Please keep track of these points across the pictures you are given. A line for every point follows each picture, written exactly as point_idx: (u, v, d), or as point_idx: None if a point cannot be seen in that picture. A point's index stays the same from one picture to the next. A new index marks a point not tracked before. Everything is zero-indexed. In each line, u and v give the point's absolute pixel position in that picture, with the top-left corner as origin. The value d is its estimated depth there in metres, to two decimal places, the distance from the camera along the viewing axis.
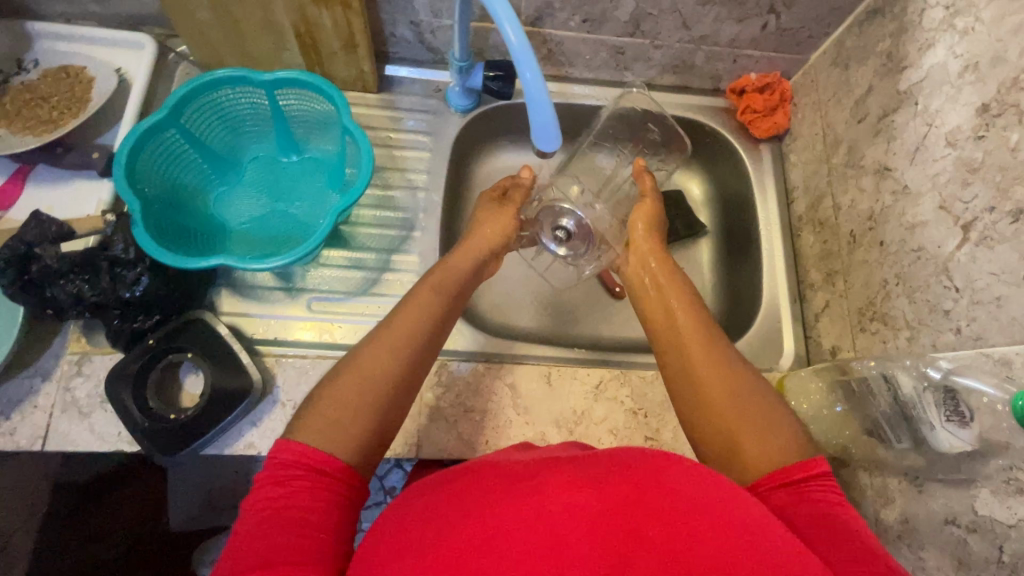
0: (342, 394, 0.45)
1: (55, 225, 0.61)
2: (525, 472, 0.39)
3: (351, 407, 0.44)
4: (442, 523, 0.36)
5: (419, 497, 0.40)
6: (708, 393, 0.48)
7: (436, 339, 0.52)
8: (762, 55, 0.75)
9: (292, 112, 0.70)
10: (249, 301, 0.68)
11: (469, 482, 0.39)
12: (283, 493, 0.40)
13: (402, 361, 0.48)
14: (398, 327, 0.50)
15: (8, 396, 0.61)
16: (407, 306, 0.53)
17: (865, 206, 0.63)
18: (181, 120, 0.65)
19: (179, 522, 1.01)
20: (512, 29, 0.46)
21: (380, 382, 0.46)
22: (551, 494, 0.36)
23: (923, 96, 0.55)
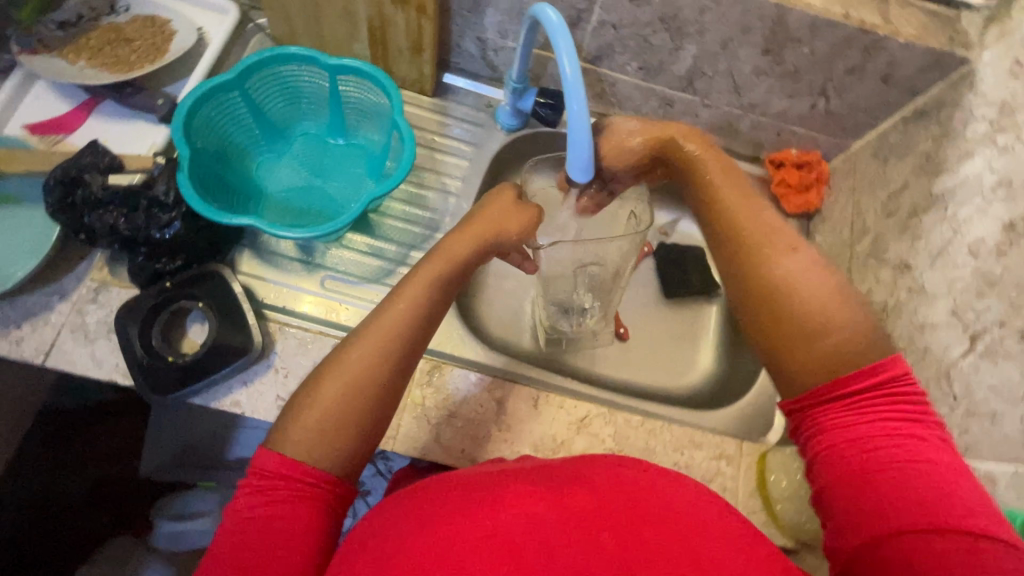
0: (326, 397, 0.45)
1: (108, 156, 0.64)
2: (488, 482, 0.44)
3: (327, 419, 0.44)
4: (419, 523, 0.41)
5: (395, 503, 0.45)
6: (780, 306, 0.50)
7: (424, 332, 0.51)
8: (806, 133, 0.77)
9: (349, 98, 0.73)
10: (266, 266, 0.70)
11: (441, 489, 0.44)
12: (267, 504, 0.42)
13: (389, 357, 0.48)
14: (382, 327, 0.49)
15: (24, 307, 0.63)
16: (392, 302, 0.51)
17: (880, 297, 0.63)
18: (245, 85, 0.68)
19: (150, 468, 1.05)
20: (569, 61, 0.48)
21: (364, 382, 0.46)
22: (513, 506, 0.41)
23: (954, 202, 0.56)
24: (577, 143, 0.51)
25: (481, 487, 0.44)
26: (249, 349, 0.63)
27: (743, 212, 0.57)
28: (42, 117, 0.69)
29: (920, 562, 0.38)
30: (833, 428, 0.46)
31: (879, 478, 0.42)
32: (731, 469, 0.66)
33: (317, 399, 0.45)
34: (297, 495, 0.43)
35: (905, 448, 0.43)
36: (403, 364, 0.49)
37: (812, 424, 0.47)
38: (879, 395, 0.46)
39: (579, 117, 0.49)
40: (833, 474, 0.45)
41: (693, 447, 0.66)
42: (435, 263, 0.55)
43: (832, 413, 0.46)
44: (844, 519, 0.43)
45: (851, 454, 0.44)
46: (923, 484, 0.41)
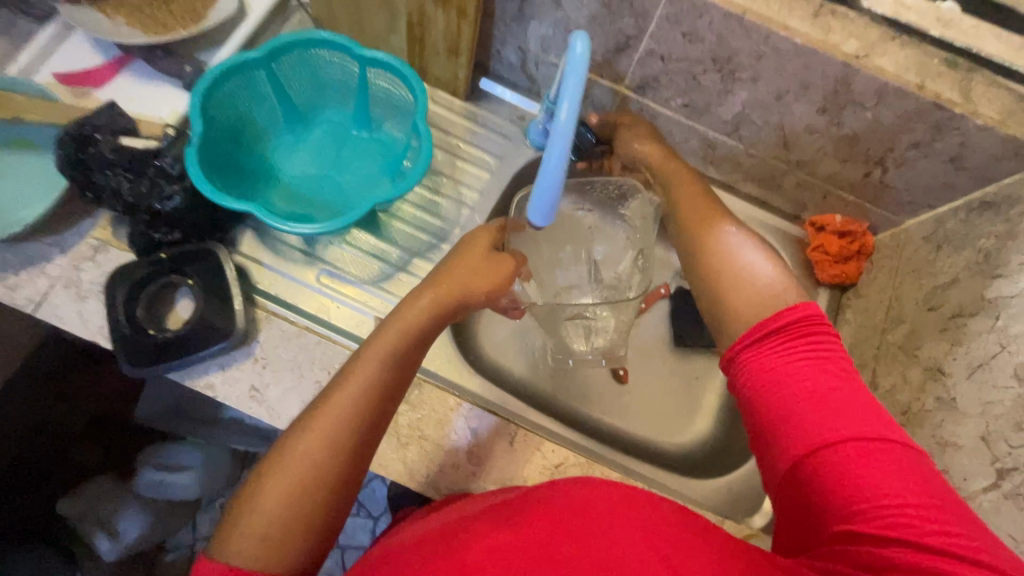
0: (266, 507, 0.43)
1: (124, 119, 0.63)
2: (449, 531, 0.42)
3: (268, 530, 0.42)
4: None
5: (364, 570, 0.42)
6: (709, 264, 0.55)
7: (377, 414, 0.48)
8: (856, 201, 0.71)
9: (377, 92, 0.71)
10: (266, 252, 0.69)
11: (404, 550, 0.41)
12: None
13: (337, 450, 0.45)
14: (325, 418, 0.46)
15: (26, 254, 0.64)
16: (337, 390, 0.48)
17: (904, 398, 0.57)
18: (272, 65, 0.66)
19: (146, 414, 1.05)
20: (569, 107, 0.44)
21: (307, 486, 0.44)
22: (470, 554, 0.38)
23: (1007, 314, 0.50)
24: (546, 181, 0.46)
25: (433, 540, 0.41)
26: (230, 334, 0.61)
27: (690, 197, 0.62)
28: (74, 68, 0.69)
29: (846, 475, 0.39)
30: (765, 357, 0.46)
31: (801, 406, 0.42)
32: None
33: (258, 504, 0.43)
34: None
35: (821, 374, 0.43)
36: (349, 459, 0.46)
37: (743, 366, 0.47)
38: (792, 333, 0.46)
39: (558, 164, 0.45)
40: (761, 407, 0.44)
41: None
42: (382, 346, 0.51)
43: (760, 354, 0.46)
44: (775, 449, 0.43)
45: (777, 384, 0.44)
46: (841, 404, 0.41)
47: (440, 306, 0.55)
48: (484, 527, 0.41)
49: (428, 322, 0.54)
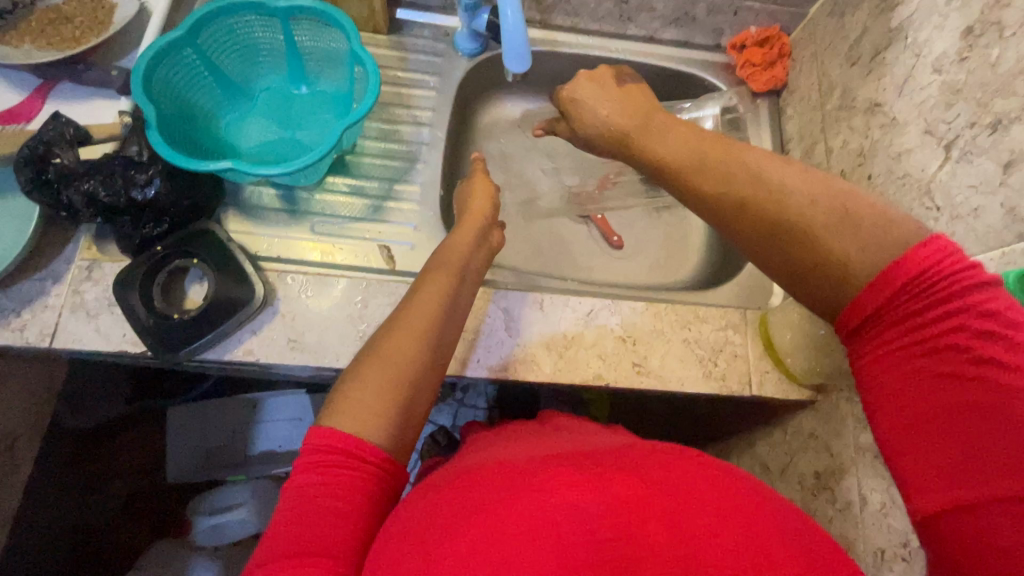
0: (369, 380, 0.48)
1: (72, 127, 0.63)
2: (526, 470, 0.44)
3: (372, 400, 0.47)
4: (448, 521, 0.40)
5: (425, 498, 0.45)
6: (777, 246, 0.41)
7: (456, 310, 0.56)
8: (762, 7, 0.78)
9: (305, 43, 0.73)
10: (254, 221, 0.70)
11: (471, 484, 0.44)
12: (316, 479, 0.43)
13: (420, 352, 0.51)
14: (421, 307, 0.54)
15: (21, 295, 0.63)
16: (420, 290, 0.55)
17: (856, 144, 0.64)
18: (198, 41, 0.67)
19: (175, 474, 1.09)
20: None
21: (408, 369, 0.49)
22: (561, 491, 0.40)
23: (912, 30, 0.57)
24: (513, 39, 0.54)
25: (512, 476, 0.43)
26: (250, 300, 0.63)
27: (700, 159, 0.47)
28: None
29: (988, 534, 0.32)
30: (871, 365, 0.39)
31: (928, 430, 0.36)
32: (738, 337, 0.68)
33: (364, 379, 0.48)
34: (350, 477, 0.44)
35: (965, 387, 0.35)
36: (435, 343, 0.52)
37: (859, 354, 0.40)
38: (918, 313, 0.37)
39: (513, 17, 0.53)
40: (890, 421, 0.37)
41: (699, 322, 0.68)
42: (445, 256, 0.60)
43: (884, 350, 0.38)
44: (913, 482, 0.36)
45: (908, 395, 0.37)
46: (999, 430, 0.33)
47: (478, 229, 0.66)
48: (569, 470, 0.42)
49: (475, 242, 0.64)
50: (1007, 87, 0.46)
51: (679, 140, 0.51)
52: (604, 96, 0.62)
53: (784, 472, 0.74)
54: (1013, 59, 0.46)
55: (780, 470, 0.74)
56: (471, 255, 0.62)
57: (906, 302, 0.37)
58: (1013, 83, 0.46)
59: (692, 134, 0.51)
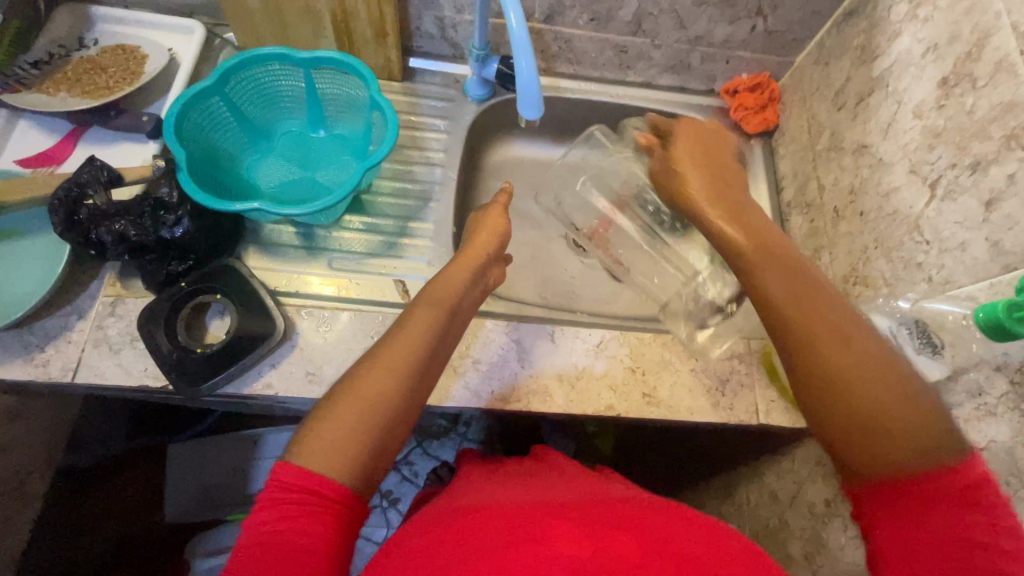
0: (338, 417, 0.49)
1: (105, 170, 0.66)
2: (517, 518, 0.49)
3: (341, 437, 0.48)
4: (439, 561, 0.46)
5: (422, 536, 0.51)
6: (833, 399, 0.46)
7: (439, 349, 0.57)
8: (752, 57, 0.83)
9: (326, 91, 0.77)
10: (273, 257, 0.73)
11: (467, 528, 0.49)
12: (283, 514, 0.44)
13: (396, 389, 0.51)
14: (403, 343, 0.54)
15: (45, 331, 0.65)
16: (404, 325, 0.56)
17: (846, 182, 0.68)
18: (225, 89, 0.71)
19: (172, 514, 1.10)
20: (516, 16, 0.55)
21: (379, 407, 0.50)
22: (517, 557, 0.44)
23: (893, 79, 0.62)
24: (527, 86, 0.57)
25: (505, 525, 0.48)
26: (272, 333, 0.65)
27: (787, 286, 0.51)
28: (31, 152, 0.71)
29: None
30: (883, 514, 0.43)
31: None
32: (743, 366, 0.70)
33: (334, 414, 0.49)
34: (320, 514, 0.45)
35: (964, 552, 0.40)
36: (411, 382, 0.53)
37: (876, 506, 0.44)
38: (947, 492, 0.41)
39: (528, 67, 0.56)
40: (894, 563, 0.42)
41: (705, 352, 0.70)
42: (437, 289, 0.61)
43: (898, 504, 0.43)
44: None
45: (913, 545, 0.41)
46: None
47: (478, 265, 0.67)
48: (554, 525, 0.47)
49: (472, 278, 0.65)
50: (982, 131, 0.51)
51: (779, 254, 0.54)
52: (690, 165, 0.67)
53: (793, 500, 0.74)
54: (987, 107, 0.50)
55: (789, 499, 0.75)
56: (463, 293, 0.63)
57: (938, 483, 0.41)
58: (988, 128, 0.50)
59: (783, 250, 0.55)
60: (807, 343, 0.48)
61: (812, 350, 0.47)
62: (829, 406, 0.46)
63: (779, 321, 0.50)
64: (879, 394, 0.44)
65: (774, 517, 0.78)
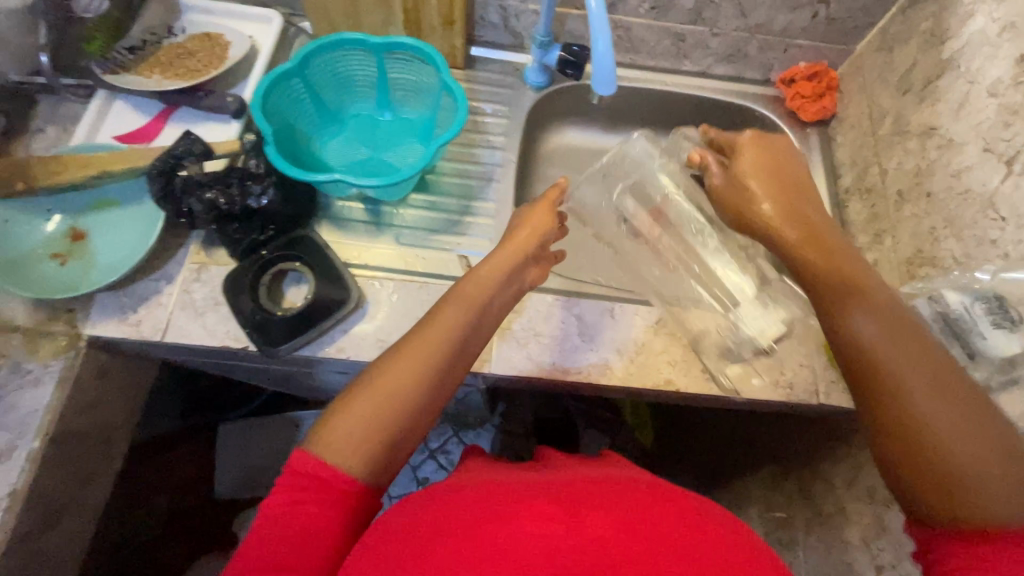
0: (354, 411, 0.50)
1: (198, 144, 0.71)
2: (519, 495, 0.46)
3: (354, 429, 0.49)
4: (430, 528, 0.43)
5: (417, 503, 0.48)
6: (910, 449, 0.46)
7: (464, 350, 0.57)
8: (811, 45, 0.84)
9: (395, 75, 0.81)
10: (344, 231, 0.77)
11: (465, 499, 0.47)
12: (293, 499, 0.46)
13: (415, 389, 0.52)
14: (424, 342, 0.55)
15: (137, 293, 0.69)
16: (429, 324, 0.57)
17: (911, 165, 0.69)
18: (304, 72, 0.76)
19: (223, 489, 1.16)
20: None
21: (394, 405, 0.51)
22: (516, 528, 0.41)
23: (965, 60, 0.62)
24: (602, 63, 0.60)
25: (504, 501, 0.45)
26: (346, 300, 0.68)
27: (877, 325, 0.51)
28: (127, 129, 0.77)
29: None
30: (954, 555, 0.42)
31: None
32: (802, 346, 0.71)
33: (349, 409, 0.50)
34: (326, 499, 0.46)
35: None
36: (431, 383, 0.53)
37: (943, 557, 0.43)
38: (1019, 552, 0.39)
39: (604, 46, 0.59)
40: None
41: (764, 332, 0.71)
42: (467, 289, 0.61)
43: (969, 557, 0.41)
44: None
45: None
46: None
47: (510, 268, 0.65)
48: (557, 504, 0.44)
49: (502, 281, 0.64)
50: None
51: (870, 293, 0.54)
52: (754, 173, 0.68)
53: (850, 484, 0.74)
54: None
55: (846, 483, 0.75)
56: (494, 294, 0.63)
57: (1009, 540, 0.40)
58: None
59: (873, 291, 0.54)
60: (890, 388, 0.48)
61: (896, 397, 0.47)
62: (904, 457, 0.46)
63: (859, 364, 0.50)
64: (968, 450, 0.43)
65: (829, 503, 0.78)
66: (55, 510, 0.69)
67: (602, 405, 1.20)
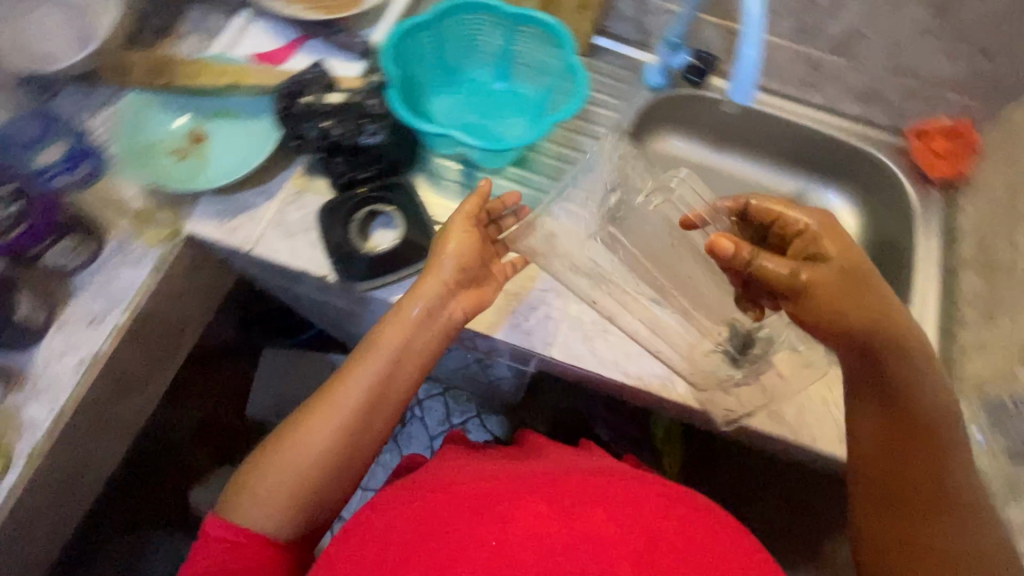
0: (268, 473, 0.56)
1: (323, 74, 0.73)
2: (494, 489, 0.50)
3: (273, 487, 0.55)
4: (403, 523, 0.49)
5: (401, 494, 0.54)
6: (909, 517, 0.52)
7: (377, 401, 0.59)
8: (960, 100, 0.79)
9: (519, 48, 0.81)
10: (434, 188, 0.77)
11: (439, 492, 0.51)
12: (214, 555, 0.53)
13: (319, 447, 0.56)
14: (328, 408, 0.58)
15: (239, 203, 0.73)
16: (336, 385, 0.59)
17: None
18: (435, 28, 0.77)
19: (254, 410, 1.18)
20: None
21: (304, 466, 0.56)
22: (486, 524, 0.46)
23: None
24: None
25: (473, 497, 0.49)
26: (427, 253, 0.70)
27: (928, 405, 0.54)
28: (261, 51, 0.80)
29: None
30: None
31: None
32: None
33: (263, 471, 0.56)
34: (245, 551, 0.53)
35: None
36: (338, 441, 0.57)
37: None
38: None
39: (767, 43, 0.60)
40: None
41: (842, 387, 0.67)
42: (392, 335, 0.61)
43: None
44: None
45: None
46: None
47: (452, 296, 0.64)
48: (534, 498, 0.48)
49: (423, 325, 0.62)
50: None
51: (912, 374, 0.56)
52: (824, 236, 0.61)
53: None
54: None
55: None
56: (417, 338, 0.62)
57: None
58: None
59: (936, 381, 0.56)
60: (912, 453, 0.53)
61: (909, 464, 0.53)
62: (901, 517, 0.52)
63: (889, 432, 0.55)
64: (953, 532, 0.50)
65: None
66: (132, 379, 0.75)
67: (634, 423, 1.11)
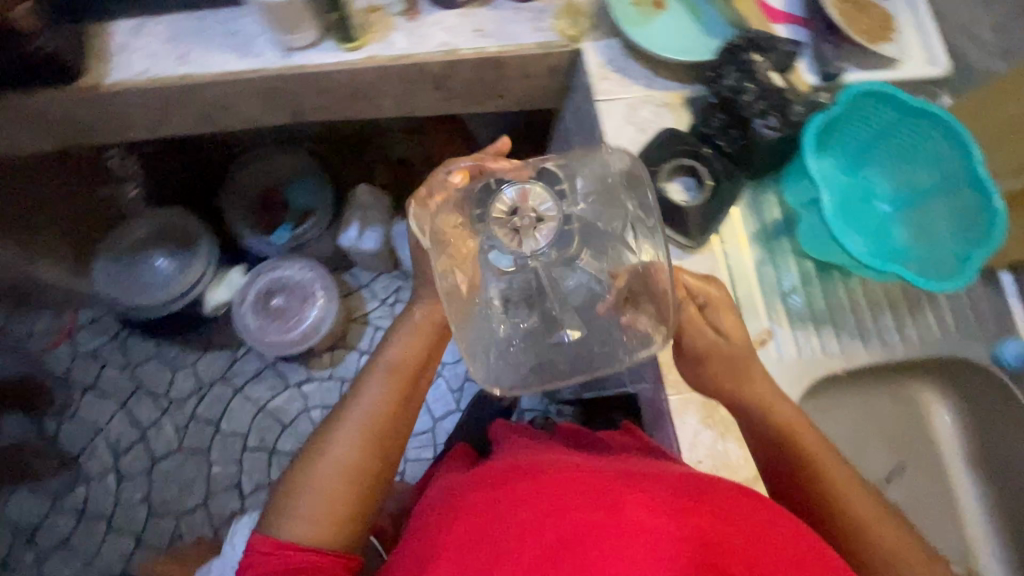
0: (312, 488, 0.61)
1: (787, 58, 0.73)
2: (597, 486, 0.49)
3: (325, 502, 0.61)
4: (516, 515, 0.48)
5: (482, 489, 0.53)
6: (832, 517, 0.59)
7: (403, 408, 0.67)
8: None
9: (939, 203, 0.75)
10: (748, 209, 0.79)
11: (535, 485, 0.51)
12: (278, 560, 0.58)
13: (360, 449, 0.64)
14: (355, 423, 0.65)
15: (627, 68, 0.79)
16: (353, 400, 0.67)
17: None
18: (903, 118, 0.73)
19: None
20: None
21: (349, 472, 0.63)
22: (598, 524, 0.45)
23: None
24: None
25: (575, 492, 0.49)
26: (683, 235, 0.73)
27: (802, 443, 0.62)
28: None
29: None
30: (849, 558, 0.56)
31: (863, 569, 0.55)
32: None
33: (301, 489, 0.61)
34: (320, 561, 0.58)
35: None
36: (369, 446, 0.64)
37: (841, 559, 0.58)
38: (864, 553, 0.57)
39: None
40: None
41: None
42: (399, 351, 0.69)
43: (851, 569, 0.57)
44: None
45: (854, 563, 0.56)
46: None
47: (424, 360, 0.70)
48: (642, 496, 0.48)
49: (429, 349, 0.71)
50: None
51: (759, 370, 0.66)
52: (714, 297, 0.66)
53: None
54: None
55: None
56: (432, 352, 0.71)
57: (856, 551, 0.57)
58: None
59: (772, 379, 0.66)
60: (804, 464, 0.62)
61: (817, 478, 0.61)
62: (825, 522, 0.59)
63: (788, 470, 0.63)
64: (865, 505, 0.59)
65: None
66: (456, 92, 0.86)
67: None
